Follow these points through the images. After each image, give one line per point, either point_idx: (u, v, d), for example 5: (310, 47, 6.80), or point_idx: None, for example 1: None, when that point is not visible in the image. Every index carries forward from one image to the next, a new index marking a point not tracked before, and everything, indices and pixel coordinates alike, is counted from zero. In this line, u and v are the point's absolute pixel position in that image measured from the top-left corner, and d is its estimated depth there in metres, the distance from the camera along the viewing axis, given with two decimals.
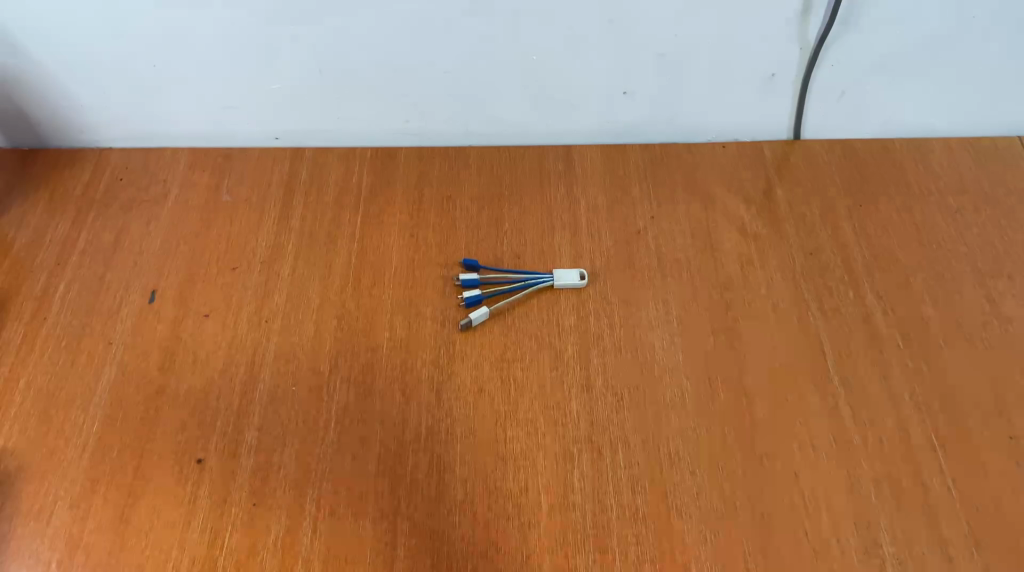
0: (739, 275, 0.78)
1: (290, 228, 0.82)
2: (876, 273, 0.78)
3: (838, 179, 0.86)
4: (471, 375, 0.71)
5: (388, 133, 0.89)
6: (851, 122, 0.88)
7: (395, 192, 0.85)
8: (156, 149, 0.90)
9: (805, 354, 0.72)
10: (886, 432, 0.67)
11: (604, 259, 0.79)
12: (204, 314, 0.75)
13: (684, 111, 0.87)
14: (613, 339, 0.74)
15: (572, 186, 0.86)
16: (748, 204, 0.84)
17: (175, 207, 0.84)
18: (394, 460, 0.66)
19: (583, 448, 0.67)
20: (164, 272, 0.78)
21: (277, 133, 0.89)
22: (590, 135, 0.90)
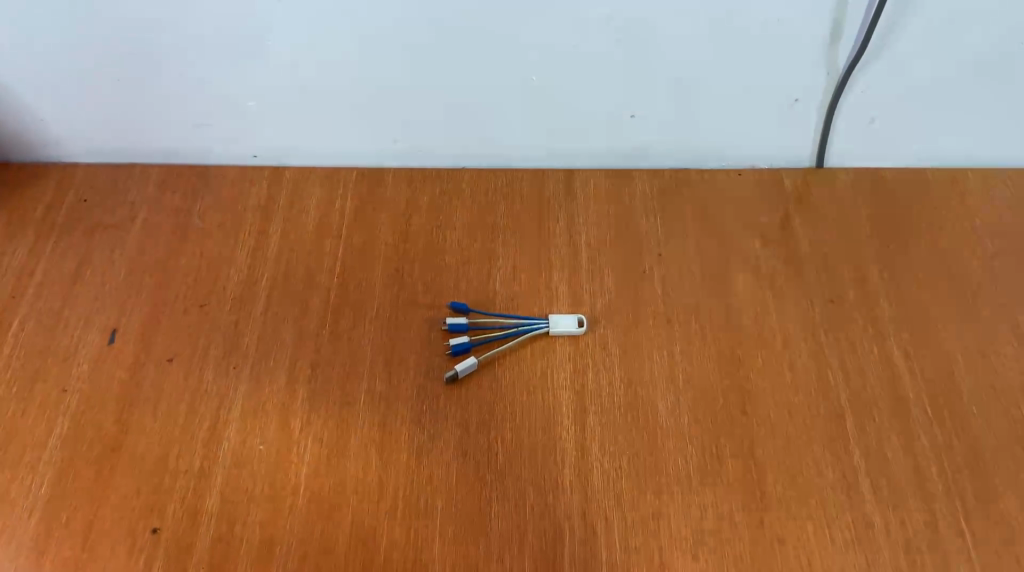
0: (752, 326, 0.71)
1: (266, 260, 0.76)
2: (904, 327, 0.71)
3: (864, 215, 0.79)
4: (454, 436, 0.65)
5: (374, 153, 0.82)
6: (880, 150, 0.81)
7: (381, 220, 0.79)
8: (124, 165, 0.83)
9: (823, 420, 0.66)
10: (911, 514, 0.61)
11: (605, 303, 0.73)
12: (168, 359, 0.69)
13: (697, 136, 0.80)
14: (612, 397, 0.67)
15: (572, 216, 0.79)
16: (765, 242, 0.77)
17: (143, 233, 0.77)
18: (368, 535, 0.60)
19: (576, 525, 0.61)
20: (127, 309, 0.72)
21: (255, 151, 0.82)
22: (594, 158, 0.83)
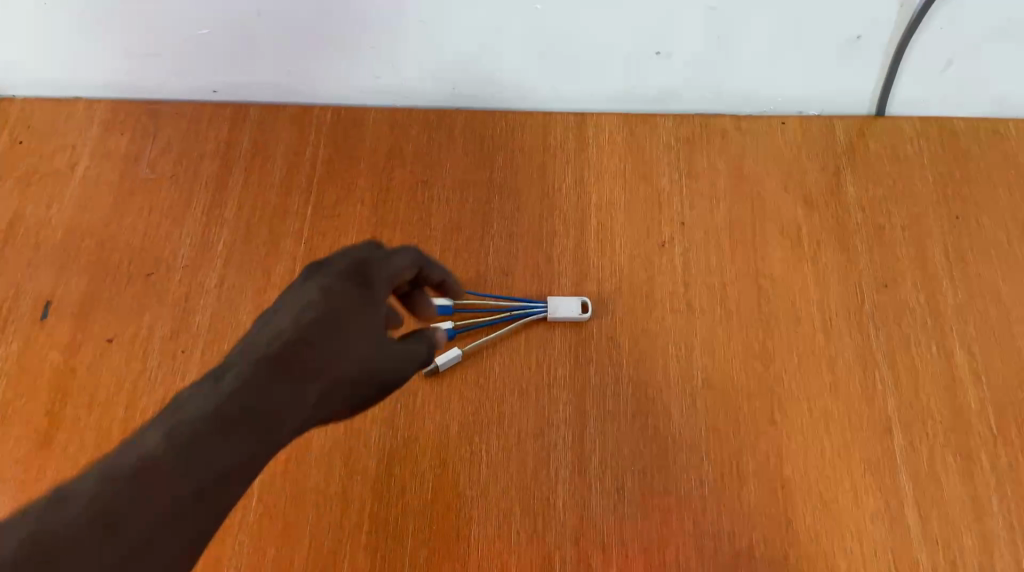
0: (787, 315, 0.60)
1: (223, 219, 0.65)
2: (970, 318, 0.60)
3: (931, 177, 0.66)
4: (431, 443, 0.56)
5: (351, 90, 0.70)
6: (953, 98, 0.67)
7: (357, 173, 0.67)
8: (65, 99, 0.71)
9: (866, 434, 0.56)
10: (964, 554, 0.52)
11: (616, 283, 0.62)
12: (107, 338, 0.60)
13: (734, 77, 0.67)
14: (617, 401, 0.57)
15: (581, 172, 0.67)
16: (809, 208, 0.65)
17: (85, 184, 0.67)
18: (328, 561, 0.52)
19: (567, 556, 0.52)
20: (63, 277, 0.63)
21: (214, 87, 0.70)
22: (611, 102, 0.70)
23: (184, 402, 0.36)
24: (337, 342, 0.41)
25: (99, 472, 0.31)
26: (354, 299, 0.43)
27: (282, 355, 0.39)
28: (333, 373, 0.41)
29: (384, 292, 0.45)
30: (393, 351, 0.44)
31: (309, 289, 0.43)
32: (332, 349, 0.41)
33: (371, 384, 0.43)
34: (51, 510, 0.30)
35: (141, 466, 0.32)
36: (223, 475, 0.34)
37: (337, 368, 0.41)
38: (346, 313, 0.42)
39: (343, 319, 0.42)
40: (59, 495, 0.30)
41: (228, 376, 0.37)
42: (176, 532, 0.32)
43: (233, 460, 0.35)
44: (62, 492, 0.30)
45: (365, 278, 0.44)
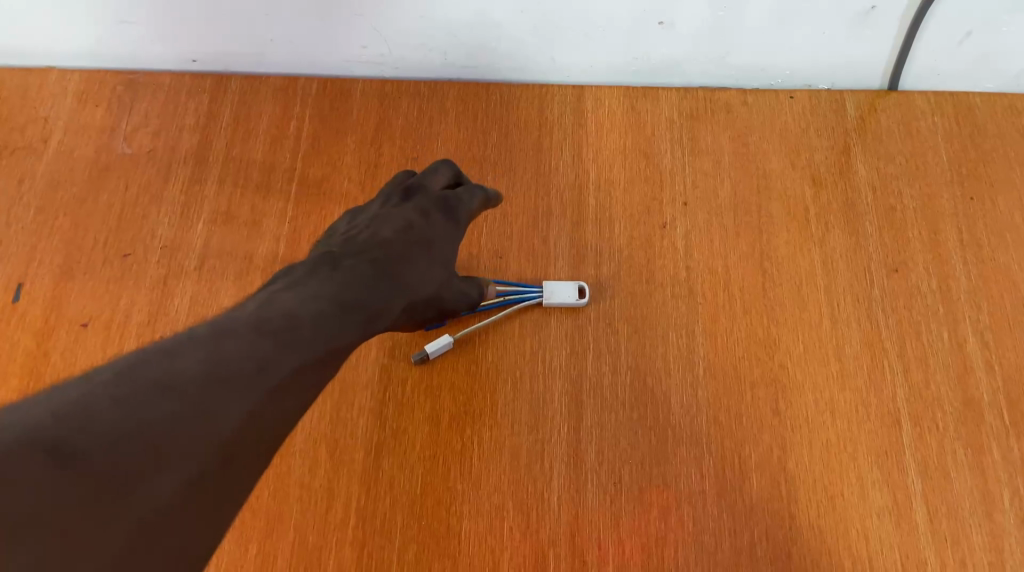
0: (793, 301, 0.58)
1: (203, 197, 0.62)
2: (984, 305, 0.57)
3: (945, 155, 0.63)
4: (421, 434, 0.54)
5: (337, 60, 0.67)
6: (970, 71, 0.64)
7: (344, 148, 0.64)
8: (36, 69, 0.68)
9: (873, 426, 0.54)
10: (973, 552, 0.50)
11: (614, 266, 0.59)
12: (82, 323, 0.58)
13: (740, 47, 0.63)
14: (614, 391, 0.55)
15: (579, 148, 0.64)
16: (817, 187, 0.62)
17: (58, 160, 0.64)
18: (314, 557, 0.50)
19: (562, 553, 0.50)
20: (36, 258, 0.60)
21: (193, 56, 0.67)
22: (611, 73, 0.67)
23: (303, 286, 0.39)
24: (425, 268, 0.47)
25: (223, 327, 0.32)
26: (443, 230, 0.50)
27: (392, 260, 0.45)
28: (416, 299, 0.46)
29: (460, 226, 0.52)
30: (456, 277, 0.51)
31: (407, 209, 0.50)
32: (426, 267, 0.47)
33: (434, 304, 0.49)
34: (188, 344, 0.30)
35: (264, 325, 0.33)
36: (324, 355, 0.36)
37: (426, 288, 0.47)
38: (433, 236, 0.49)
39: (439, 238, 0.50)
40: (189, 338, 0.31)
41: (345, 265, 0.42)
42: (291, 390, 0.33)
43: (335, 344, 0.37)
44: (200, 334, 0.31)
45: (449, 207, 0.52)
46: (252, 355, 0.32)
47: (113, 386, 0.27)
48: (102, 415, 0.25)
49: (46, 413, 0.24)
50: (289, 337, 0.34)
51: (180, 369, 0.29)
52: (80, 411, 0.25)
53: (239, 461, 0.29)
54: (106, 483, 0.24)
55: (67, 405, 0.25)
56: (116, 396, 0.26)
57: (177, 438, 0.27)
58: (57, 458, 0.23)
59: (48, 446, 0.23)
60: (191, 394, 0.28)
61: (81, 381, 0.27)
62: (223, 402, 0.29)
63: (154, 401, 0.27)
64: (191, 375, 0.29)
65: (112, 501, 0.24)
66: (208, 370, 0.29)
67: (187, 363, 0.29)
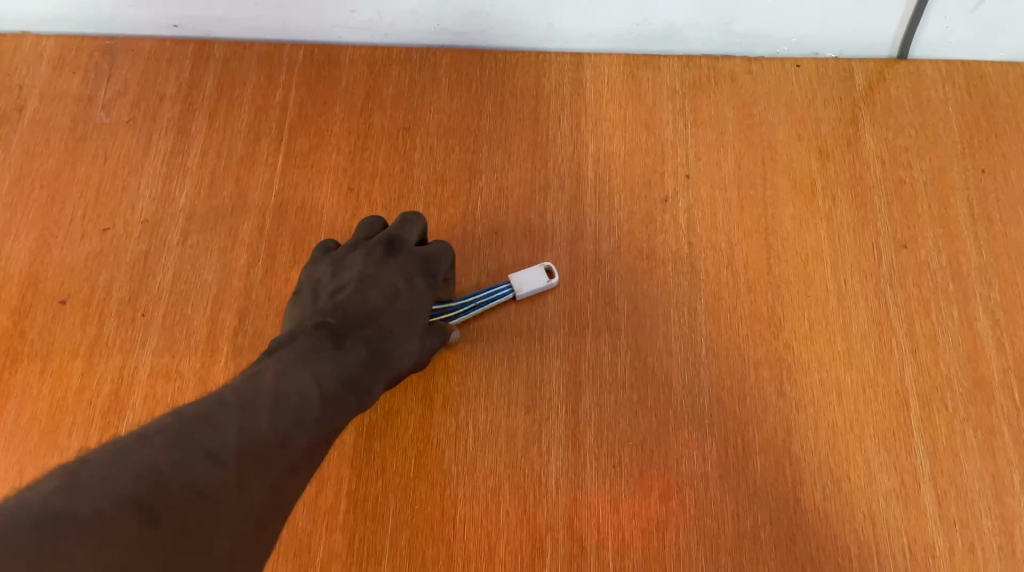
0: (799, 278, 0.56)
1: (186, 169, 0.60)
2: (994, 282, 0.56)
3: (955, 126, 0.61)
4: (414, 416, 0.52)
5: (325, 27, 0.64)
6: (982, 41, 0.61)
7: (332, 119, 0.62)
8: (10, 34, 0.65)
9: (881, 406, 0.52)
10: (982, 535, 0.49)
11: (614, 241, 0.57)
12: (60, 300, 0.55)
13: (746, 14, 0.60)
14: (614, 370, 0.53)
15: (577, 119, 0.61)
16: (824, 160, 0.60)
17: (33, 129, 0.61)
18: (303, 542, 0.49)
19: (560, 538, 0.49)
20: (12, 232, 0.58)
21: (174, 21, 0.64)
22: (609, 41, 0.64)
23: (303, 361, 0.39)
24: (411, 340, 0.46)
25: (246, 398, 0.35)
26: (427, 295, 0.49)
27: (380, 336, 0.44)
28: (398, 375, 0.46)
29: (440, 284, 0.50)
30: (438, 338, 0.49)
31: (392, 270, 0.49)
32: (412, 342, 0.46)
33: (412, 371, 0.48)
34: (223, 412, 0.33)
35: (282, 398, 0.36)
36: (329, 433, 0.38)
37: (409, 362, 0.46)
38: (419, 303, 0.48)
39: (423, 300, 0.49)
40: (220, 405, 0.34)
41: (338, 344, 0.42)
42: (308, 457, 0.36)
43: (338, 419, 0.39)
44: (230, 400, 0.34)
45: (433, 267, 0.50)
46: (275, 431, 0.34)
47: (173, 448, 0.30)
48: (170, 477, 0.29)
49: (122, 473, 0.28)
50: (304, 412, 0.36)
51: (219, 440, 0.32)
52: (147, 474, 0.28)
53: (266, 528, 0.32)
54: (176, 536, 0.27)
55: (138, 466, 0.28)
56: (175, 457, 0.30)
57: (220, 505, 0.30)
58: (138, 518, 0.27)
59: (131, 505, 0.27)
60: (232, 462, 0.31)
61: (138, 437, 0.30)
62: (254, 472, 0.32)
63: (205, 467, 0.30)
64: (230, 444, 0.32)
65: (180, 549, 0.27)
66: (242, 443, 0.32)
67: (225, 435, 0.32)
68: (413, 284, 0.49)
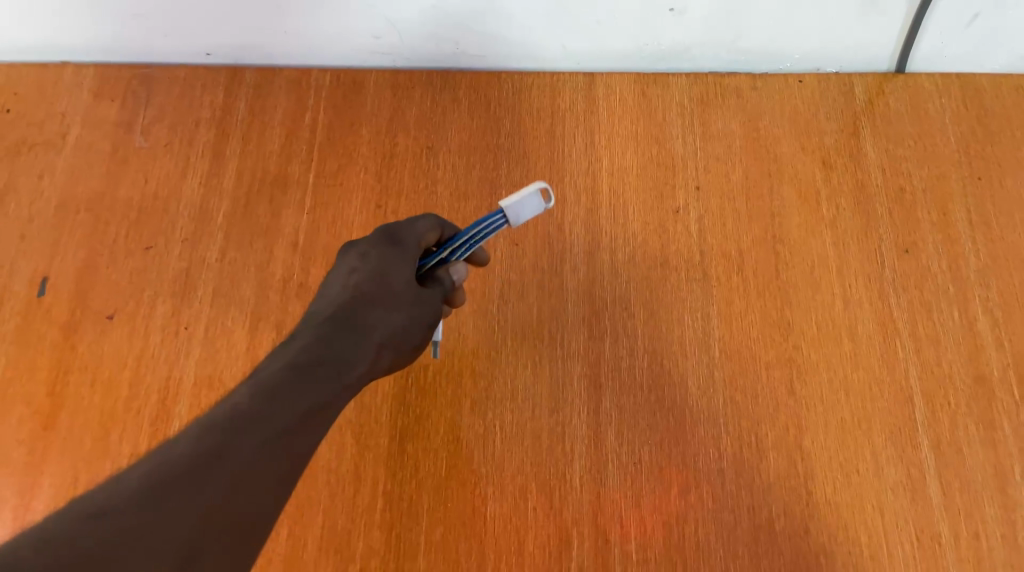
0: (806, 282, 0.59)
1: (222, 189, 0.63)
2: (993, 284, 0.58)
3: (953, 136, 0.64)
4: (444, 419, 0.55)
5: (351, 53, 0.67)
6: (975, 54, 0.64)
7: (359, 139, 0.65)
8: (52, 64, 0.68)
9: (887, 403, 0.55)
10: (986, 524, 0.51)
11: (629, 250, 0.60)
12: (107, 315, 0.59)
13: (751, 33, 0.63)
14: (633, 373, 0.56)
15: (592, 135, 0.65)
16: (827, 170, 0.63)
17: (76, 154, 0.65)
18: (342, 539, 0.52)
19: (585, 532, 0.52)
20: (59, 252, 0.61)
21: (207, 49, 0.67)
22: (620, 60, 0.67)
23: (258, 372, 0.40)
24: (387, 317, 0.45)
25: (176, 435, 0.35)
26: (391, 260, 0.47)
27: (338, 323, 0.44)
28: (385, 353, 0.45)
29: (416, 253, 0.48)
30: (432, 306, 0.47)
31: (353, 253, 0.48)
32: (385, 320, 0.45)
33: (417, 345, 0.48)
34: (143, 459, 0.33)
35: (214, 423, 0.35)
36: (286, 430, 0.37)
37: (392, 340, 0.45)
38: (389, 278, 0.46)
39: (392, 268, 0.46)
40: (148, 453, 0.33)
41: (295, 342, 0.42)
42: None
43: (297, 409, 0.39)
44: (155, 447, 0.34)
45: (395, 234, 0.48)
46: (201, 449, 0.34)
47: (68, 516, 0.29)
48: (51, 548, 0.28)
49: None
50: (243, 425, 0.36)
51: (123, 491, 0.31)
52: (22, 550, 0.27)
53: (205, 557, 0.31)
54: None
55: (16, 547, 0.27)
56: (59, 530, 0.28)
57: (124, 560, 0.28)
58: None
59: None
60: (139, 511, 0.30)
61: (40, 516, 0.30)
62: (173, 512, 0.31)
63: (95, 524, 0.29)
64: (139, 490, 0.31)
65: None
66: (153, 484, 0.31)
67: (137, 482, 0.31)
68: (374, 257, 0.47)
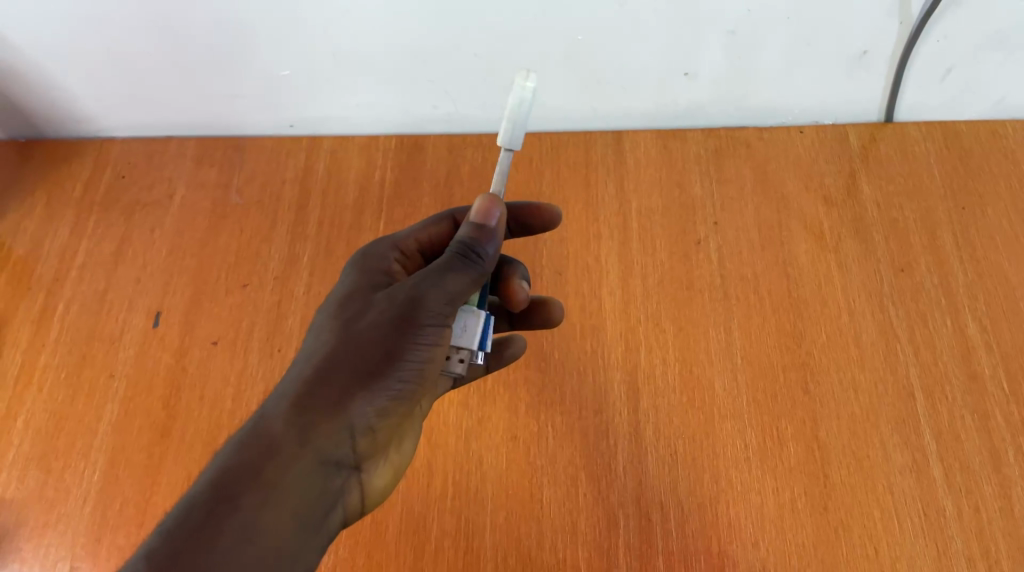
0: (815, 299, 0.68)
1: (306, 236, 0.74)
2: (980, 297, 0.67)
3: (937, 174, 0.73)
4: (503, 420, 0.64)
5: (412, 120, 0.79)
6: (953, 104, 0.74)
7: (421, 192, 0.76)
8: (159, 139, 0.81)
9: (891, 398, 0.63)
10: (985, 499, 0.58)
11: (658, 276, 0.70)
12: (212, 342, 0.68)
13: (755, 93, 0.74)
14: (666, 378, 0.64)
15: (622, 182, 0.75)
16: (828, 205, 0.73)
17: (182, 211, 0.76)
18: (418, 523, 0.60)
19: (630, 512, 0.59)
20: (169, 291, 0.71)
21: (291, 121, 0.79)
22: (643, 119, 0.78)
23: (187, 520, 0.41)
24: (319, 364, 0.46)
25: None
26: (338, 303, 0.51)
27: (269, 401, 0.45)
28: (318, 404, 0.44)
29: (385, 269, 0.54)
30: (371, 330, 0.47)
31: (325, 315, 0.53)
32: (311, 375, 0.45)
33: (381, 374, 0.46)
34: None
35: None
36: None
37: (329, 391, 0.45)
38: (331, 322, 0.49)
39: (333, 315, 0.50)
40: None
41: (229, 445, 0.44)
42: None
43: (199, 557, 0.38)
44: None
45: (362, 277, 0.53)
46: None
47: None
48: None
49: None
50: None
51: None
52: None
53: None
54: None
55: None
56: None
57: None
58: None
59: None
60: None
61: None
62: None
63: None
64: None
65: None
66: None
67: None
68: (323, 313, 0.51)
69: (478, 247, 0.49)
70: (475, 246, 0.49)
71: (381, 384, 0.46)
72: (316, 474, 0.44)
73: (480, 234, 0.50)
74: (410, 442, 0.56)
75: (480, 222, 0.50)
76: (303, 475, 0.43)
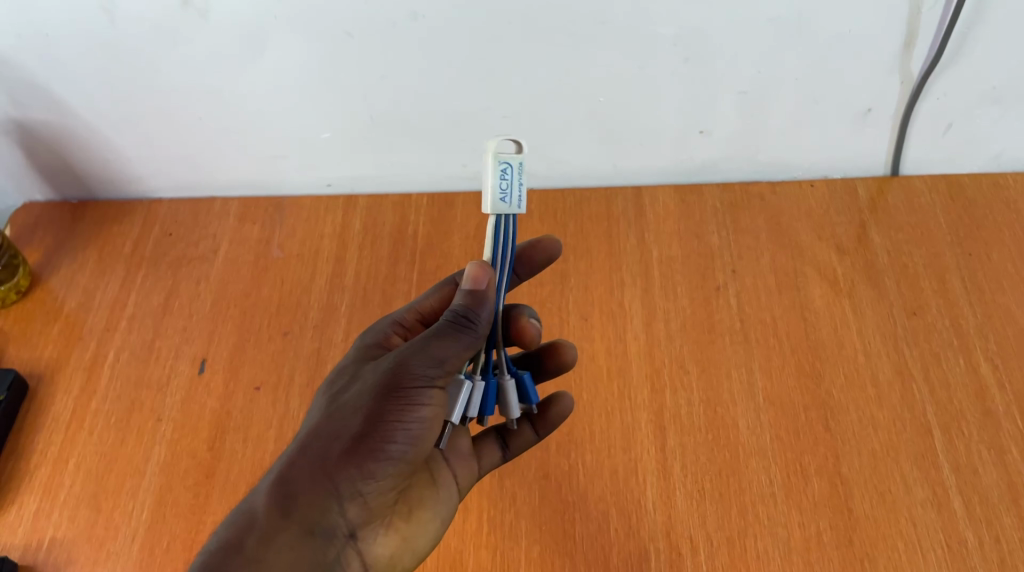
0: (832, 340, 0.71)
1: (344, 286, 0.78)
2: (991, 338, 0.69)
3: (944, 223, 0.77)
4: (535, 457, 0.66)
5: (443, 179, 0.84)
6: (955, 157, 0.78)
7: (452, 244, 0.80)
8: (204, 199, 0.86)
9: (909, 434, 0.65)
10: (1005, 530, 0.60)
11: (681, 320, 0.73)
12: (255, 387, 0.72)
13: (767, 149, 0.78)
14: (691, 417, 0.67)
15: (643, 233, 0.79)
16: (841, 252, 0.76)
17: (225, 265, 0.80)
18: (454, 558, 0.61)
19: (661, 546, 0.61)
20: (214, 339, 0.75)
21: (329, 180, 0.84)
22: (661, 174, 0.82)
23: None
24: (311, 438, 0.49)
25: None
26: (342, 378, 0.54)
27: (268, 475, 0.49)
28: (300, 476, 0.47)
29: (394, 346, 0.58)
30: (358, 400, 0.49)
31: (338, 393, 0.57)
32: (298, 449, 0.48)
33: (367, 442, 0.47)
34: None
35: None
36: None
37: (315, 462, 0.47)
38: (332, 397, 0.52)
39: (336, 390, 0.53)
40: None
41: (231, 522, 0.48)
42: None
43: None
44: None
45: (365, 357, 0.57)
46: None
47: None
48: None
49: None
50: None
51: None
52: None
53: None
54: None
55: None
56: None
57: None
58: None
59: None
60: None
61: None
62: None
63: None
64: None
65: None
66: None
67: None
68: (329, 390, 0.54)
69: (470, 315, 0.49)
70: (468, 313, 0.49)
71: (365, 453, 0.47)
72: (303, 546, 0.46)
73: (473, 300, 0.50)
74: (433, 520, 0.56)
75: (473, 289, 0.50)
76: (287, 547, 0.46)
